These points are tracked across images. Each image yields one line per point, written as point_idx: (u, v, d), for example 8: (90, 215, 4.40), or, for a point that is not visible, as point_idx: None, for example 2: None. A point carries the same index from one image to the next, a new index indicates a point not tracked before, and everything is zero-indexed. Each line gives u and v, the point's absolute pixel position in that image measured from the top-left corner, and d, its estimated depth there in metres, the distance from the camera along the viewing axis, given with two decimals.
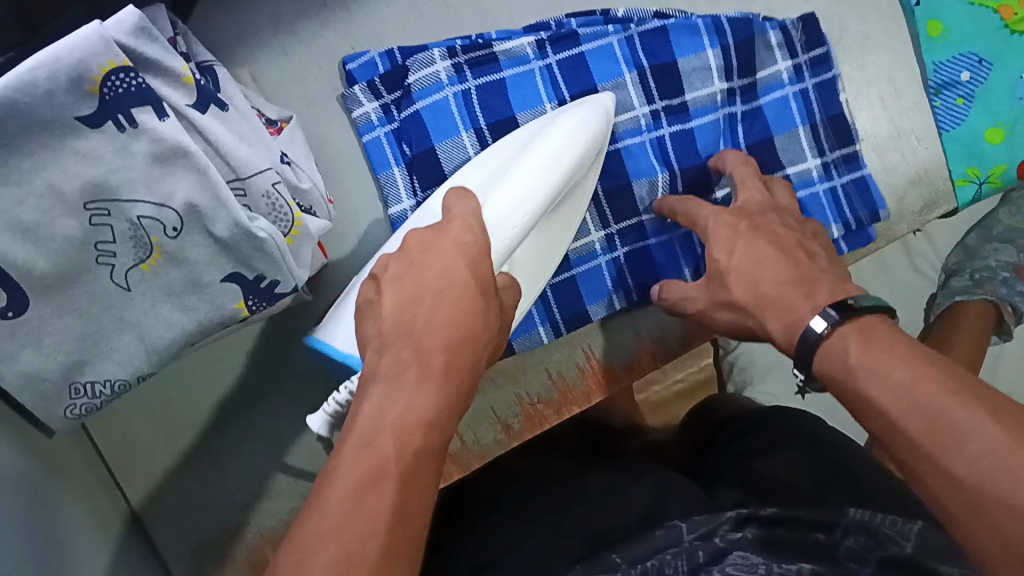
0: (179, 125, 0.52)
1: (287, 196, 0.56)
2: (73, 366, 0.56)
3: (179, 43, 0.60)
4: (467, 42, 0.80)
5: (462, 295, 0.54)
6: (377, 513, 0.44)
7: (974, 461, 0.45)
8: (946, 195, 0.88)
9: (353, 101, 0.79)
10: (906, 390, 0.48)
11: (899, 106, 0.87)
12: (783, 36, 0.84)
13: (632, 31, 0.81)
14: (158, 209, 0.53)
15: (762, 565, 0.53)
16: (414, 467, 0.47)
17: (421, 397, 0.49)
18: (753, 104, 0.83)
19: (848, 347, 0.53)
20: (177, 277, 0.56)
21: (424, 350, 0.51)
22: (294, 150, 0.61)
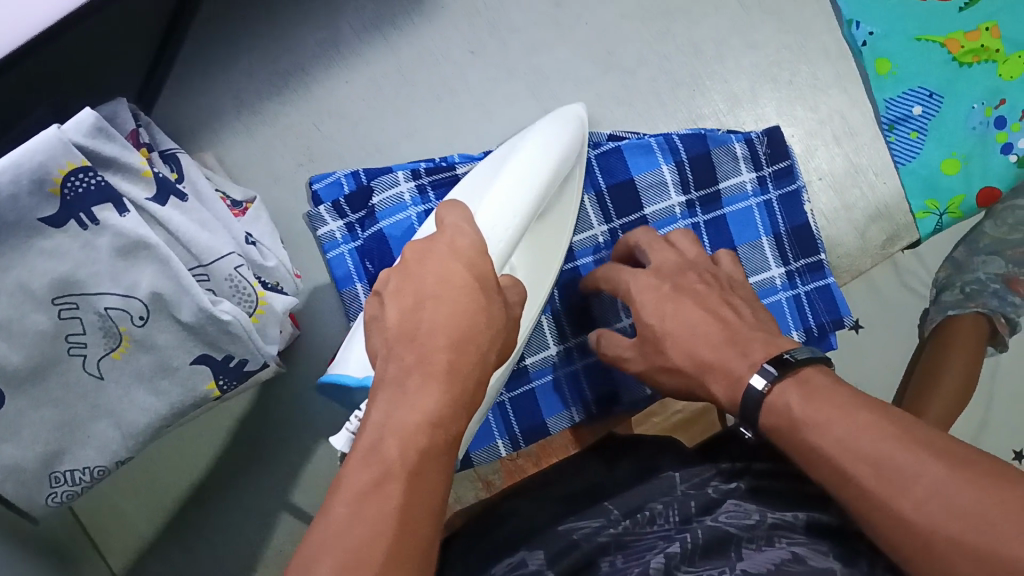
0: (140, 219, 0.53)
1: (250, 277, 0.57)
2: (52, 455, 0.57)
3: (142, 134, 0.61)
4: (432, 162, 0.74)
5: (467, 292, 0.46)
6: (385, 511, 0.37)
7: (917, 508, 0.41)
8: (907, 228, 0.82)
9: (318, 222, 0.73)
10: (850, 442, 0.44)
11: (857, 145, 0.82)
12: (747, 149, 0.77)
13: (590, 154, 0.76)
14: (124, 299, 0.54)
15: (753, 514, 0.49)
16: (423, 467, 0.40)
17: (427, 397, 0.41)
18: (715, 217, 0.76)
19: (790, 403, 0.48)
20: (148, 363, 0.57)
21: (426, 353, 0.43)
22: (259, 230, 0.62)
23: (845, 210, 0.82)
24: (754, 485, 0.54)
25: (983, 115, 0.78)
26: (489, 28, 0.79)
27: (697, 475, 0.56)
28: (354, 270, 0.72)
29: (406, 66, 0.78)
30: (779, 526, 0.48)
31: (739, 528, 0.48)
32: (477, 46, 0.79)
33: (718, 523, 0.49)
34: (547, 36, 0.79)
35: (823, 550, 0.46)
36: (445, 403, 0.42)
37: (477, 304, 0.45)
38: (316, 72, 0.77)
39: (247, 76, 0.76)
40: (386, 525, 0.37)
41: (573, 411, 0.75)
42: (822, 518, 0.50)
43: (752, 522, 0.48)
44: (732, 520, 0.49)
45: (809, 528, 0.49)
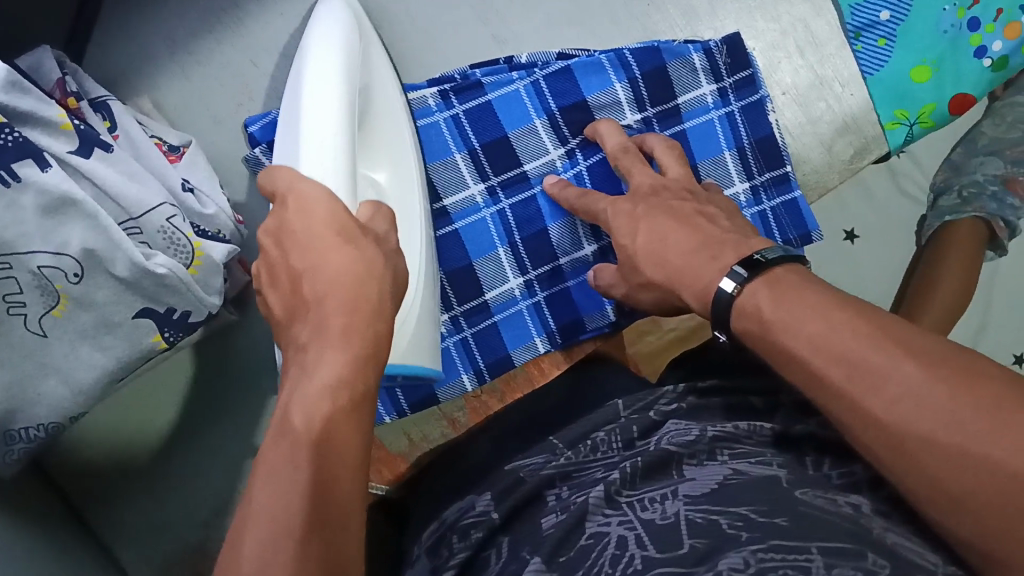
0: (63, 174, 0.51)
1: (184, 227, 0.56)
2: (4, 414, 0.56)
3: (69, 83, 0.58)
4: None
5: (340, 243, 0.42)
6: (295, 481, 0.36)
7: (894, 415, 0.39)
8: (877, 140, 0.73)
9: (256, 167, 0.63)
10: (821, 340, 0.42)
11: (823, 55, 0.72)
12: (707, 60, 0.69)
13: (537, 74, 0.68)
14: (57, 258, 0.52)
15: (696, 428, 0.48)
16: (335, 431, 0.38)
17: (327, 367, 0.39)
18: (674, 133, 0.69)
19: (760, 303, 0.46)
20: (89, 320, 0.56)
21: (321, 321, 0.40)
22: (196, 176, 0.60)
23: (809, 124, 0.72)
24: (698, 399, 0.52)
25: (955, 17, 0.69)
26: None
27: (641, 398, 0.55)
28: None
29: None
30: (723, 437, 0.46)
31: (681, 444, 0.46)
32: None
33: (660, 445, 0.47)
34: None
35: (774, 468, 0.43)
36: (351, 370, 0.39)
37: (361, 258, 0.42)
38: (250, 7, 0.66)
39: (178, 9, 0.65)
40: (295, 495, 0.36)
41: (539, 342, 0.69)
42: (767, 425, 0.48)
43: (691, 441, 0.46)
44: (677, 439, 0.47)
45: (759, 437, 0.47)
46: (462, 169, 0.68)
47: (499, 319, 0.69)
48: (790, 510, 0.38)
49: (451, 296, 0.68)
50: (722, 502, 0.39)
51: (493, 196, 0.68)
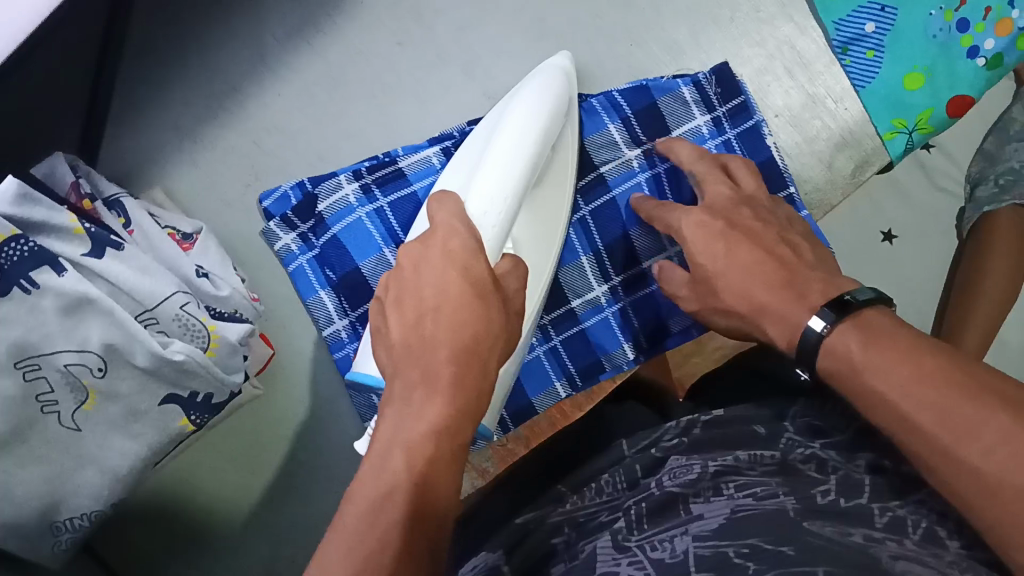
0: (79, 276, 0.54)
1: (198, 313, 0.58)
2: (49, 508, 0.57)
3: (84, 185, 0.61)
4: (374, 159, 0.67)
5: (459, 303, 0.43)
6: (390, 534, 0.36)
7: (973, 468, 0.37)
8: (877, 152, 0.72)
9: (269, 240, 0.66)
10: (913, 388, 0.40)
11: (812, 74, 0.72)
12: (698, 92, 0.70)
13: None
14: (80, 355, 0.55)
15: (698, 463, 0.46)
16: (433, 482, 0.38)
17: (434, 413, 0.39)
18: (672, 165, 0.70)
19: (851, 345, 0.44)
20: (117, 411, 0.58)
21: (431, 369, 0.40)
22: (209, 260, 0.63)
23: (807, 144, 0.72)
24: (698, 431, 0.50)
25: (944, 20, 0.68)
26: (413, 14, 0.69)
27: (645, 437, 0.53)
28: (315, 282, 0.66)
29: (337, 71, 0.68)
30: (725, 471, 0.44)
31: (685, 484, 0.44)
32: (404, 36, 0.69)
33: (663, 486, 0.45)
34: (474, 13, 0.69)
35: (784, 490, 0.41)
36: (454, 412, 0.40)
37: (466, 305, 0.42)
38: (248, 90, 0.67)
39: (181, 102, 0.67)
40: (382, 543, 0.35)
41: (561, 386, 0.70)
42: (768, 453, 0.46)
43: (690, 474, 0.45)
44: (679, 479, 0.45)
45: (762, 466, 0.44)
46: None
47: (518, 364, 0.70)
48: (797, 538, 0.36)
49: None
50: (732, 535, 0.37)
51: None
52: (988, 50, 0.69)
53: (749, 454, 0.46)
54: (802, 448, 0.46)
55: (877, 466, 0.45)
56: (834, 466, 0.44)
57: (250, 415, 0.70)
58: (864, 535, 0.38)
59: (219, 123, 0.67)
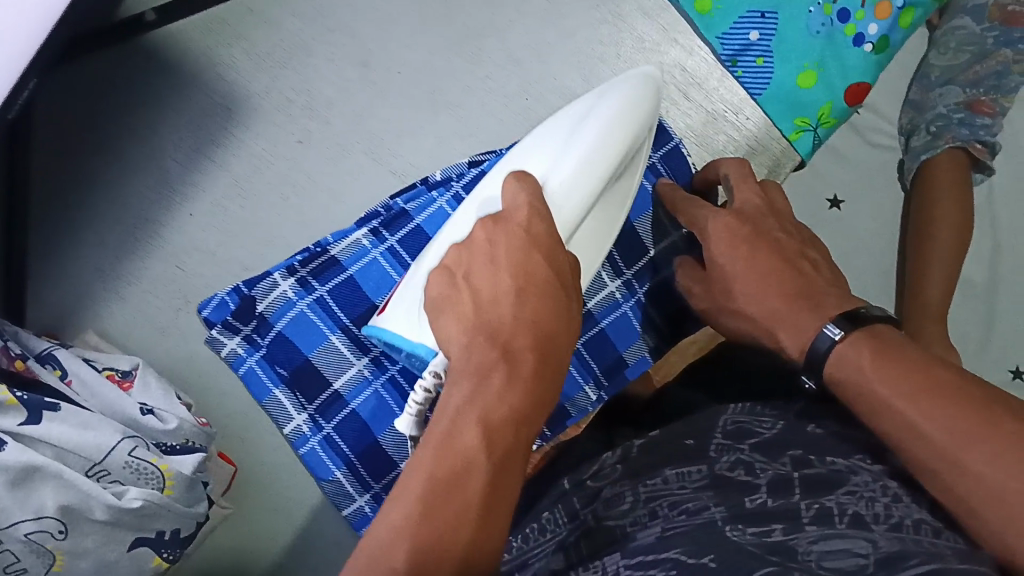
0: (21, 446, 0.53)
1: (147, 455, 0.58)
2: None
3: (13, 346, 0.59)
4: (305, 252, 0.67)
5: (541, 289, 0.45)
6: (472, 499, 0.37)
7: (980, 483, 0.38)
8: (787, 153, 0.71)
9: (216, 347, 0.65)
10: (922, 396, 0.41)
11: (708, 91, 0.73)
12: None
13: (455, 186, 0.68)
14: (38, 521, 0.54)
15: (629, 494, 0.48)
16: (507, 460, 0.40)
17: (515, 393, 0.41)
18: None
19: (862, 357, 0.45)
20: (88, 565, 0.57)
21: (514, 355, 0.43)
22: (152, 396, 0.62)
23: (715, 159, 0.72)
24: (636, 454, 0.53)
25: (824, 15, 0.70)
26: (307, 110, 0.69)
27: (586, 471, 0.56)
28: (269, 381, 0.66)
29: (242, 178, 0.68)
30: (655, 494, 0.47)
31: (618, 515, 0.46)
32: (304, 133, 0.69)
33: (598, 518, 0.48)
34: (366, 95, 0.70)
35: (704, 499, 0.43)
36: (529, 397, 0.42)
37: (548, 293, 0.45)
38: (160, 217, 0.67)
39: (97, 241, 0.66)
40: (467, 511, 0.37)
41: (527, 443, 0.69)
42: (695, 469, 0.48)
43: (624, 502, 0.48)
44: (614, 509, 0.48)
45: (692, 484, 0.46)
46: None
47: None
48: (717, 547, 0.38)
49: (366, 476, 0.67)
50: (654, 552, 0.39)
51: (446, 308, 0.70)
52: (873, 36, 0.70)
53: (681, 467, 0.48)
54: (728, 456, 0.48)
55: (804, 460, 0.46)
56: (765, 461, 0.46)
57: (226, 536, 0.67)
58: (782, 529, 0.39)
59: (140, 253, 0.67)
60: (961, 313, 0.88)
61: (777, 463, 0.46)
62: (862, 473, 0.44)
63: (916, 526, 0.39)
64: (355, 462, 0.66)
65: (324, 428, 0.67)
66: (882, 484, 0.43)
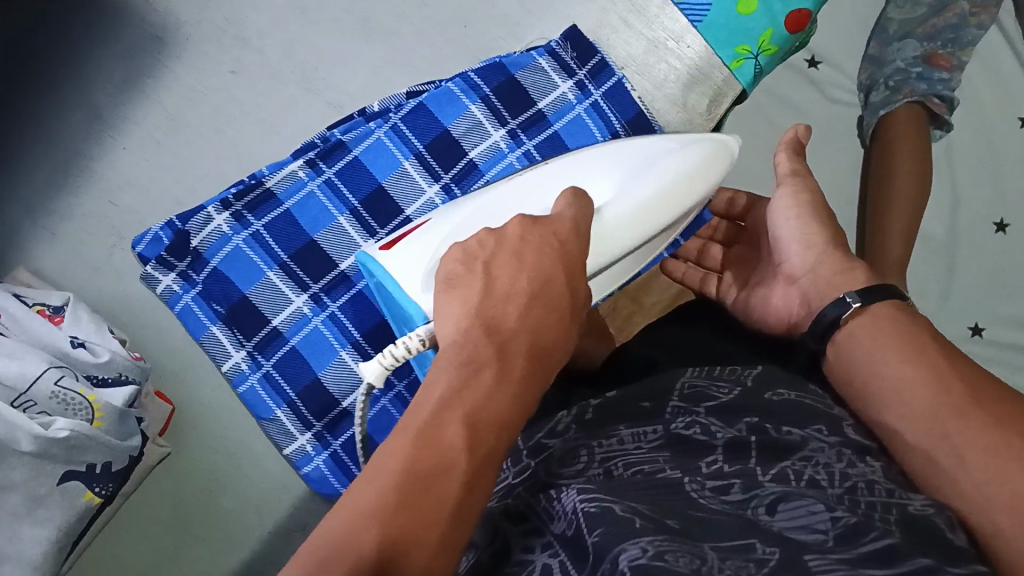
0: None
1: (74, 385, 0.57)
2: None
3: None
4: (239, 184, 0.66)
5: (556, 302, 0.43)
6: (444, 498, 0.34)
7: (959, 433, 0.43)
8: (728, 83, 0.71)
9: (151, 282, 0.65)
10: (939, 365, 0.46)
11: (648, 18, 0.71)
12: (554, 60, 0.70)
13: (394, 118, 0.68)
14: None
15: (584, 451, 0.48)
16: (486, 467, 0.36)
17: (505, 394, 0.38)
18: (545, 135, 0.70)
19: (905, 326, 0.49)
20: (17, 499, 0.55)
21: (510, 357, 0.40)
22: (83, 329, 0.61)
23: (657, 87, 0.72)
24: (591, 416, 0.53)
25: None
26: (239, 40, 0.69)
27: (539, 430, 0.55)
28: (206, 317, 0.65)
29: (175, 114, 0.68)
30: (612, 453, 0.47)
31: (573, 471, 0.46)
32: (236, 64, 0.69)
33: (551, 475, 0.46)
34: (299, 27, 0.70)
35: (665, 458, 0.44)
36: (516, 402, 0.39)
37: (556, 308, 0.43)
38: (91, 151, 0.66)
39: (26, 177, 0.65)
40: (433, 515, 0.33)
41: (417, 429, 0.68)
42: (651, 429, 0.48)
43: (579, 456, 0.47)
44: (565, 461, 0.47)
45: (647, 444, 0.47)
46: (350, 231, 0.67)
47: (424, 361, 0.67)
48: (677, 512, 0.38)
49: (308, 415, 0.66)
50: (613, 495, 0.39)
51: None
52: None
53: (637, 430, 0.49)
54: (684, 418, 0.49)
55: (760, 426, 0.46)
56: (727, 417, 0.48)
57: (170, 476, 0.66)
58: (740, 493, 0.40)
59: (71, 189, 0.66)
60: (917, 267, 0.88)
61: (735, 426, 0.46)
62: (820, 441, 0.44)
63: (871, 488, 0.40)
64: (297, 400, 0.66)
65: (264, 365, 0.66)
66: (837, 449, 0.44)
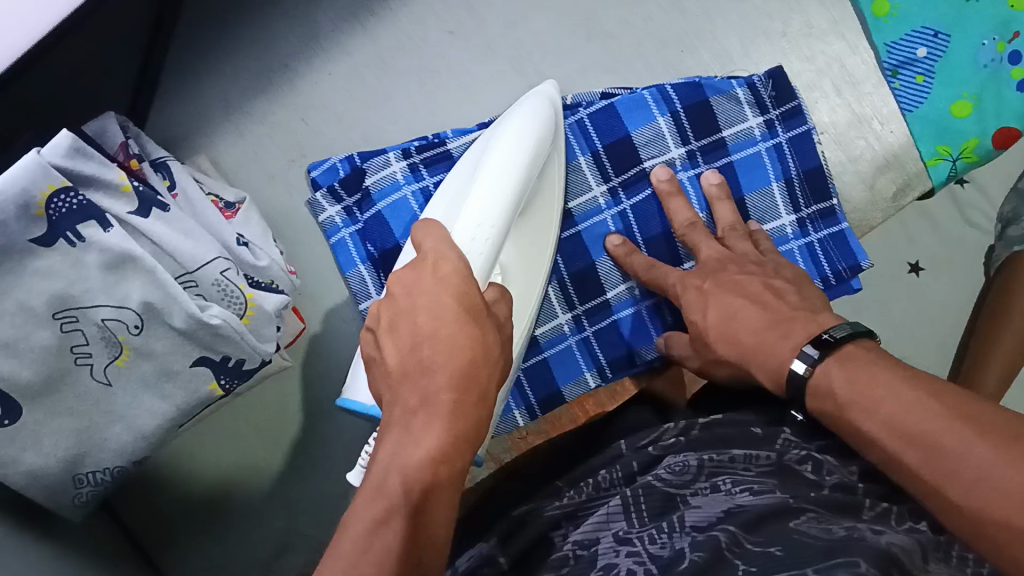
0: (125, 233, 0.55)
1: (237, 280, 0.59)
2: (76, 459, 0.59)
3: (132, 146, 0.62)
4: (423, 139, 0.69)
5: (456, 323, 0.44)
6: (387, 549, 0.37)
7: (975, 469, 0.40)
8: (919, 177, 0.74)
9: (317, 209, 0.68)
10: (896, 422, 0.44)
11: (860, 94, 0.75)
12: (751, 94, 0.72)
13: (582, 113, 0.72)
14: (119, 310, 0.56)
15: (694, 462, 0.53)
16: (427, 503, 0.39)
17: (433, 432, 0.40)
18: (721, 165, 0.72)
19: (833, 383, 0.48)
20: (150, 369, 0.59)
21: (430, 393, 0.42)
22: (251, 230, 0.64)
23: (850, 162, 0.75)
24: (697, 430, 0.57)
25: (996, 50, 0.71)
26: (465, 5, 0.72)
27: (644, 437, 0.61)
28: (356, 255, 0.68)
29: (385, 57, 0.71)
30: (718, 469, 0.52)
31: (681, 486, 0.51)
32: (455, 26, 0.72)
33: (666, 485, 0.52)
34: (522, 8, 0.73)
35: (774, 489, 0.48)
36: (448, 435, 0.40)
37: (459, 327, 0.44)
38: (298, 67, 0.71)
39: (231, 78, 0.70)
40: (380, 562, 0.36)
41: (521, 413, 0.72)
42: (764, 454, 0.52)
43: (688, 469, 0.53)
44: (672, 477, 0.53)
45: (757, 468, 0.51)
46: None
47: (550, 355, 0.72)
48: (784, 539, 0.42)
49: None
50: (735, 539, 0.43)
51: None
52: None
53: (748, 451, 0.53)
54: (797, 450, 0.53)
55: (867, 473, 0.51)
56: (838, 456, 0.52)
57: (273, 389, 0.73)
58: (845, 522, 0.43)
59: (270, 99, 0.71)
60: None
61: (846, 474, 0.50)
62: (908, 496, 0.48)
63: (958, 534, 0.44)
64: None
65: None
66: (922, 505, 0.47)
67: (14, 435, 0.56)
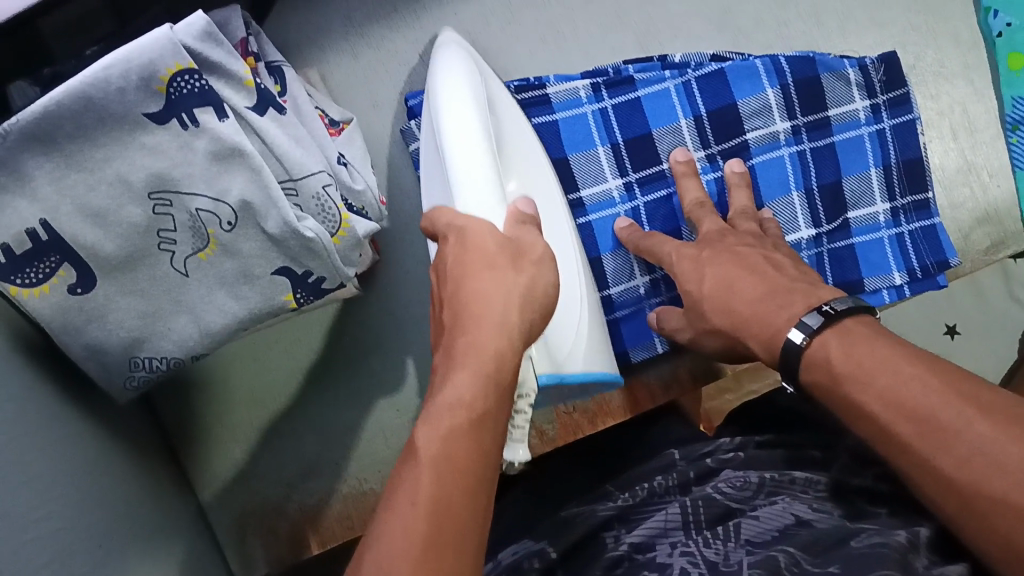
0: (237, 126, 0.54)
1: (336, 198, 0.59)
2: (133, 341, 0.58)
3: (251, 44, 0.62)
4: (522, 81, 0.73)
5: (481, 269, 0.45)
6: (418, 494, 0.36)
7: (973, 445, 0.40)
8: (1016, 236, 0.79)
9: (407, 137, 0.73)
10: (891, 397, 0.44)
11: (975, 142, 0.79)
12: (862, 75, 0.74)
13: (689, 75, 0.73)
14: (214, 203, 0.55)
15: (755, 479, 0.53)
16: (461, 442, 0.38)
17: (462, 382, 0.40)
18: (825, 144, 0.73)
19: (829, 352, 0.47)
20: (231, 268, 0.58)
21: (462, 344, 0.42)
22: (352, 154, 0.65)
23: (952, 209, 0.79)
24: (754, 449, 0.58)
25: None
26: None
27: (698, 450, 0.61)
28: None
29: (513, 11, 0.78)
30: (776, 487, 0.52)
31: (740, 500, 0.52)
32: None
33: (723, 497, 0.52)
34: None
35: (832, 512, 0.48)
36: (482, 388, 0.40)
37: (484, 265, 0.45)
38: (426, 3, 0.77)
39: (358, 0, 0.76)
40: (416, 506, 0.36)
41: None
42: (822, 480, 0.52)
43: (745, 485, 0.53)
44: (729, 489, 0.53)
45: (814, 492, 0.51)
46: (602, 162, 0.72)
47: (621, 317, 0.73)
48: (839, 554, 0.43)
49: None
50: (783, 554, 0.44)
51: (630, 192, 0.73)
52: None
53: (808, 476, 0.53)
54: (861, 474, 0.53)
55: None
56: None
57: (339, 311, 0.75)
58: (906, 535, 0.44)
59: (392, 27, 0.76)
60: None
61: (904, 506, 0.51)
62: None
63: None
64: None
65: None
66: None
67: (82, 305, 0.55)
